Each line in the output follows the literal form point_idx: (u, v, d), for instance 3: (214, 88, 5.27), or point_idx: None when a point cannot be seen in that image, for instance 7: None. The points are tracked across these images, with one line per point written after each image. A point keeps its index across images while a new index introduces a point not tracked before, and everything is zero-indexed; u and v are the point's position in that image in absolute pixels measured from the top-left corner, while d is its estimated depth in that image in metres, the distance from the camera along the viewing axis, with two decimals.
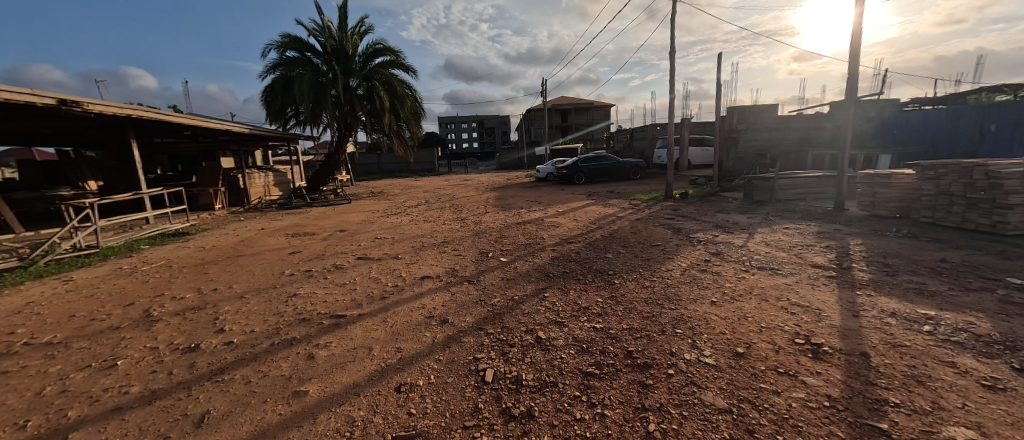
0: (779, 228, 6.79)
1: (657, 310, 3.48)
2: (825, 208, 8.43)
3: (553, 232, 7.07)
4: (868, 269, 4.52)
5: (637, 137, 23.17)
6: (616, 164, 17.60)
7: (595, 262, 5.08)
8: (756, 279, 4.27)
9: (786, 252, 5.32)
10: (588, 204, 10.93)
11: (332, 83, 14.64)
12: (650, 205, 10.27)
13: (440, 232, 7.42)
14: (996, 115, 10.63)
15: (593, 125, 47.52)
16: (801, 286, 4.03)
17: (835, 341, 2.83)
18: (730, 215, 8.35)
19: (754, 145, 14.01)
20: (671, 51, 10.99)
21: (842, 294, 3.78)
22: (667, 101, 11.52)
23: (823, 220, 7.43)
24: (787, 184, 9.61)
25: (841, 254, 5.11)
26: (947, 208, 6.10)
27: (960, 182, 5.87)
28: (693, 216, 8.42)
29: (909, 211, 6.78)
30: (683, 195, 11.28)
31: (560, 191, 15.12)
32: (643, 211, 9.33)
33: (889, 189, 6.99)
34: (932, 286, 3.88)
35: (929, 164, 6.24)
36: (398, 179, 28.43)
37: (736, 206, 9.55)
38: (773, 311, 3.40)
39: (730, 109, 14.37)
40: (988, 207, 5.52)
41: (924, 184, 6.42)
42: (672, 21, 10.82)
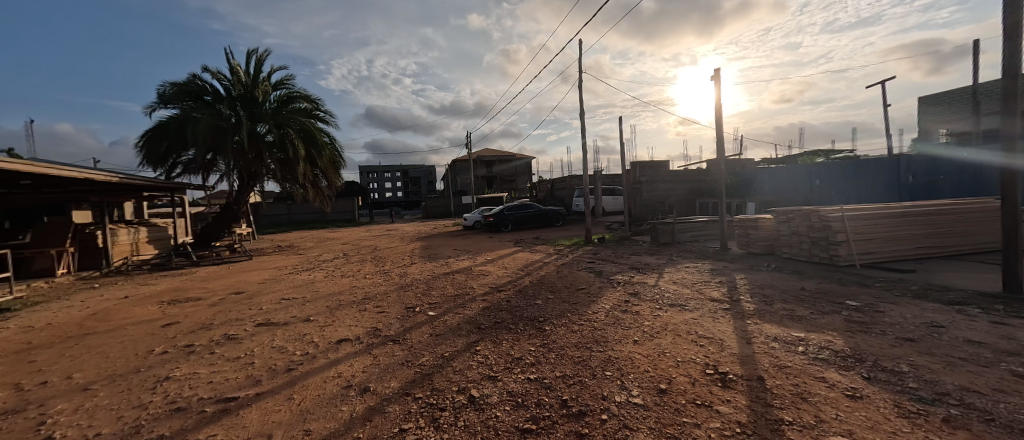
0: (683, 267, 7.63)
1: (586, 353, 3.58)
2: (714, 248, 9.77)
3: (482, 280, 7.03)
4: (751, 300, 5.25)
5: (557, 187, 24.92)
6: (540, 211, 18.49)
7: (526, 309, 5.09)
8: (669, 316, 4.68)
9: (690, 288, 5.97)
10: (515, 250, 11.20)
11: (236, 129, 13.36)
12: (572, 250, 10.88)
13: (360, 288, 6.87)
14: (818, 173, 13.93)
15: (516, 176, 50.07)
16: (704, 319, 4.50)
17: (738, 369, 3.16)
18: (642, 257, 9.21)
19: (655, 194, 16.07)
20: (581, 113, 12.44)
21: (736, 323, 4.32)
22: (581, 156, 12.78)
23: (715, 258, 8.59)
24: (683, 228, 11.04)
25: (731, 288, 5.91)
26: (798, 245, 7.55)
27: (804, 224, 7.35)
28: (611, 259, 9.10)
29: (774, 248, 8.22)
30: (601, 240, 12.17)
31: (488, 238, 15.30)
32: (567, 255, 9.84)
33: (758, 230, 8.46)
34: (798, 311, 4.66)
35: (782, 210, 7.79)
36: (312, 230, 26.11)
37: (647, 248, 10.61)
38: (685, 345, 3.72)
39: (633, 164, 16.49)
40: (826, 243, 6.95)
41: (781, 226, 7.90)
42: (580, 89, 12.35)
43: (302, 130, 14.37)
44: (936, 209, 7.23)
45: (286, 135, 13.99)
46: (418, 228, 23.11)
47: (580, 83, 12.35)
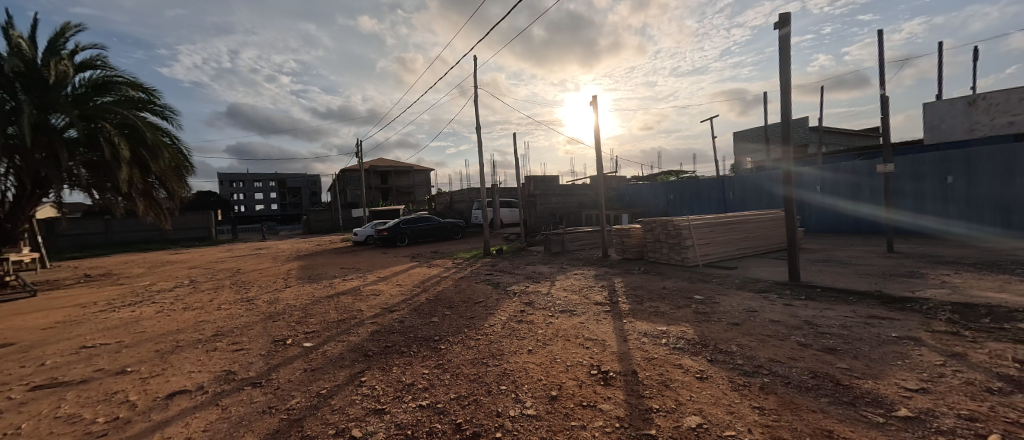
0: (572, 275, 8.24)
1: (482, 369, 3.53)
2: (598, 255, 10.86)
3: (372, 301, 6.46)
4: (626, 300, 5.93)
5: (456, 199, 24.83)
6: (438, 224, 18.12)
7: (420, 329, 4.82)
8: (560, 322, 4.96)
9: (577, 294, 6.47)
10: (411, 266, 10.69)
11: (14, 118, 9.90)
12: (471, 262, 10.87)
13: (213, 322, 5.64)
14: (670, 189, 16.77)
15: (414, 188, 48.40)
16: (590, 322, 4.89)
17: (617, 366, 3.49)
18: (537, 266, 9.69)
19: (548, 207, 17.34)
20: (477, 127, 12.69)
21: (615, 323, 4.80)
22: (478, 169, 12.98)
23: (598, 264, 9.54)
24: (571, 238, 12.03)
25: (610, 291, 6.59)
26: (660, 250, 8.87)
27: (663, 232, 8.69)
28: (508, 270, 9.35)
29: (643, 253, 9.50)
30: (499, 252, 12.46)
31: (381, 254, 14.30)
32: (465, 269, 9.77)
33: (630, 238, 9.69)
34: (662, 307, 5.43)
35: (647, 220, 9.07)
36: (147, 252, 20.81)
37: (541, 258, 11.24)
38: (574, 349, 3.97)
39: (527, 178, 17.47)
40: (680, 248, 8.32)
41: (647, 234, 9.19)
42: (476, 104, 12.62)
43: (128, 126, 11.40)
44: (749, 218, 9.31)
45: (101, 131, 10.91)
46: (298, 246, 20.39)
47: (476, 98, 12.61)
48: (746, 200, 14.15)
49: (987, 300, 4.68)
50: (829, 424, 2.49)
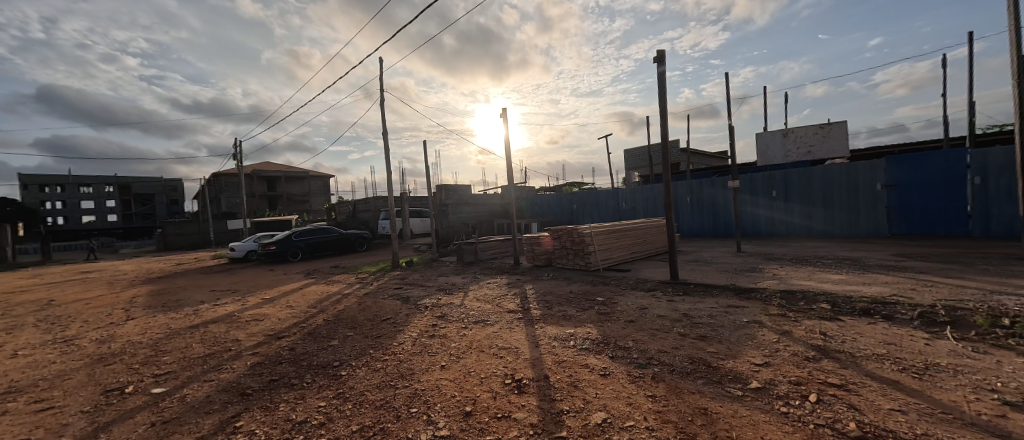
0: (485, 284, 8.24)
1: (389, 393, 3.24)
2: (510, 263, 11.08)
3: (254, 328, 5.52)
4: (537, 306, 6.12)
5: (360, 209, 23.05)
6: (339, 236, 16.55)
7: (315, 355, 4.26)
8: (474, 333, 4.87)
9: (491, 303, 6.47)
10: (306, 283, 9.49)
11: None
12: (377, 276, 10.12)
13: (5, 375, 4.16)
14: (573, 199, 18.12)
15: (309, 196, 43.53)
16: (503, 331, 4.91)
17: (529, 372, 3.54)
18: (449, 277, 9.45)
19: (460, 216, 17.22)
20: (383, 132, 11.99)
21: (527, 330, 4.90)
22: (385, 177, 12.24)
23: (510, 272, 9.72)
24: (484, 247, 12.08)
25: (523, 298, 6.74)
26: (567, 256, 9.44)
27: (569, 239, 9.27)
28: (419, 282, 8.93)
29: (552, 260, 9.98)
30: (408, 263, 11.85)
31: (268, 271, 12.43)
32: (371, 283, 9.04)
33: (540, 245, 10.12)
34: (569, 311, 5.73)
35: (555, 229, 9.59)
36: None
37: (454, 268, 11.02)
38: (488, 359, 3.92)
39: (438, 187, 17.11)
40: (584, 254, 8.96)
41: (555, 241, 9.71)
42: (382, 109, 11.94)
43: None
44: (639, 225, 10.52)
45: None
46: (151, 266, 16.57)
47: (383, 101, 11.95)
48: (636, 209, 15.96)
49: (804, 287, 6.00)
50: (705, 402, 2.87)
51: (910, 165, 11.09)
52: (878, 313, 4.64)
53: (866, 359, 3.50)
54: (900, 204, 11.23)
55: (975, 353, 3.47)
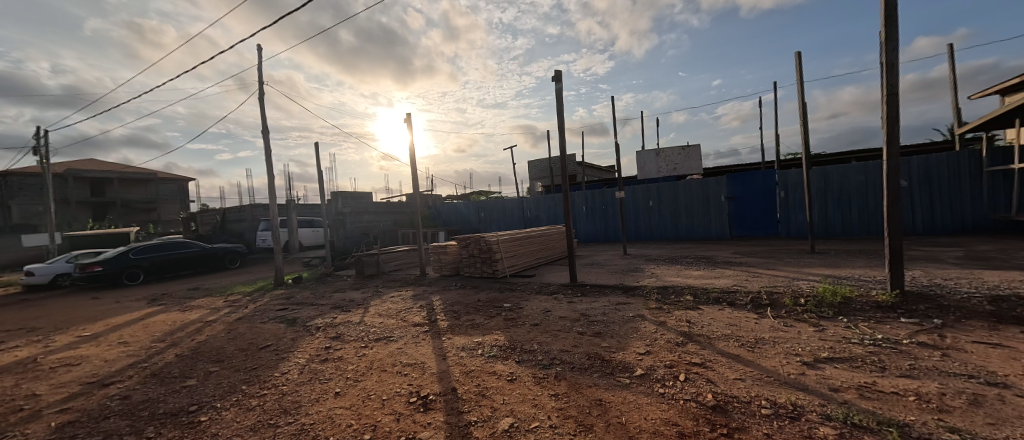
0: (387, 298, 7.72)
1: (269, 434, 2.77)
2: (415, 275, 10.61)
3: (67, 376, 4.20)
4: (444, 317, 5.97)
5: (231, 219, 19.62)
6: (202, 251, 13.83)
7: (163, 402, 3.42)
8: (375, 352, 4.50)
9: (394, 318, 6.09)
10: (152, 312, 7.64)
11: None
12: (255, 297, 8.69)
13: None
14: (480, 208, 18.34)
15: (158, 203, 35.44)
16: (408, 346, 4.65)
17: (436, 387, 3.40)
18: (346, 293, 8.61)
19: (359, 226, 15.95)
20: (264, 131, 10.49)
21: (434, 343, 4.73)
22: (266, 182, 10.68)
23: (415, 284, 9.30)
24: (386, 258, 11.36)
25: (429, 310, 6.50)
26: (474, 265, 9.46)
27: (476, 247, 9.31)
28: (308, 300, 7.94)
29: (459, 269, 9.89)
30: (296, 280, 10.47)
31: (92, 300, 9.66)
32: (246, 306, 7.72)
33: (447, 255, 9.94)
34: (477, 319, 5.71)
35: (462, 238, 9.54)
36: None
37: (351, 283, 10.11)
38: (390, 379, 3.66)
39: (333, 193, 15.61)
40: (490, 261, 9.10)
41: (462, 250, 9.65)
42: (263, 104, 10.46)
43: None
44: (542, 232, 11.12)
45: None
46: None
47: (263, 95, 10.46)
48: (539, 217, 16.87)
49: (676, 283, 7.04)
50: (600, 394, 3.13)
51: (743, 181, 13.92)
52: (726, 301, 5.70)
53: (719, 339, 4.25)
54: (737, 211, 14.01)
55: (786, 327, 4.50)
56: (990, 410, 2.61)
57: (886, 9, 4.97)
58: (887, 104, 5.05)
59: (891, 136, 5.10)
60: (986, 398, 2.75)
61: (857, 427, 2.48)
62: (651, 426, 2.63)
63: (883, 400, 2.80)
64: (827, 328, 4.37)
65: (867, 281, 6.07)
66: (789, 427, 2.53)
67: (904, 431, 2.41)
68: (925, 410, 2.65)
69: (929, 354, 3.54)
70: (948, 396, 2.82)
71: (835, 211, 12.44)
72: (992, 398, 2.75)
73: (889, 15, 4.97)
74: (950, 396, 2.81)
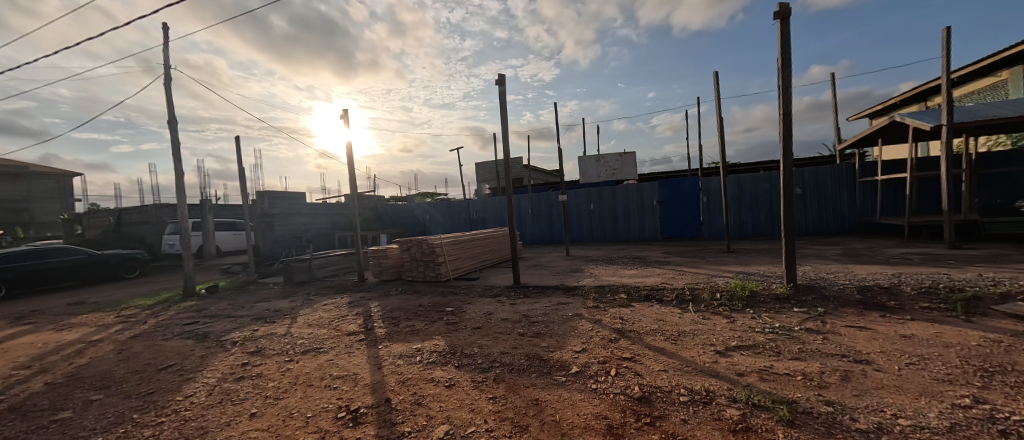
0: (319, 306, 7.18)
1: None
2: (352, 280, 10.02)
3: None
4: (382, 324, 5.70)
5: (130, 221, 17.06)
6: (90, 259, 11.83)
7: None
8: (301, 366, 4.16)
9: (326, 328, 5.69)
10: (15, 333, 6.35)
11: None
12: (157, 310, 7.61)
13: None
14: (424, 209, 17.87)
15: (30, 202, 29.67)
16: (340, 358, 4.37)
17: (368, 399, 3.23)
18: (271, 302, 7.87)
19: (289, 228, 14.59)
20: (171, 122, 9.27)
21: (370, 352, 4.49)
22: (173, 179, 9.44)
23: (352, 290, 8.78)
24: (320, 263, 10.60)
25: (365, 317, 6.17)
26: (416, 268, 9.17)
27: (419, 250, 9.04)
28: (225, 312, 7.13)
29: (400, 273, 9.54)
30: (211, 290, 9.36)
31: None
32: (145, 321, 6.73)
33: (387, 259, 9.53)
34: (417, 325, 5.54)
35: (404, 241, 9.22)
36: None
37: (278, 291, 9.26)
38: (317, 394, 3.41)
39: (258, 193, 14.23)
40: (433, 265, 8.89)
41: (404, 254, 9.33)
42: (170, 92, 9.25)
43: None
44: (487, 234, 11.10)
45: None
46: None
47: (170, 82, 9.25)
48: (485, 219, 16.85)
49: (612, 282, 7.43)
50: (537, 393, 3.19)
51: (672, 186, 15.09)
52: (655, 298, 6.14)
53: (647, 334, 4.56)
54: (667, 214, 15.16)
55: (704, 319, 4.97)
56: (856, 383, 3.10)
57: (780, 40, 5.70)
58: (784, 122, 5.78)
59: (786, 150, 5.84)
60: (853, 374, 3.25)
61: (757, 407, 2.79)
62: (582, 422, 2.73)
63: (778, 381, 3.19)
64: (737, 319, 4.89)
65: (770, 276, 6.90)
66: (702, 412, 2.79)
67: (792, 407, 2.77)
68: (809, 387, 3.06)
69: (814, 339, 4.11)
70: (826, 373, 3.29)
71: (747, 215, 13.98)
72: (859, 373, 3.26)
73: (783, 45, 5.72)
74: (828, 374, 3.28)
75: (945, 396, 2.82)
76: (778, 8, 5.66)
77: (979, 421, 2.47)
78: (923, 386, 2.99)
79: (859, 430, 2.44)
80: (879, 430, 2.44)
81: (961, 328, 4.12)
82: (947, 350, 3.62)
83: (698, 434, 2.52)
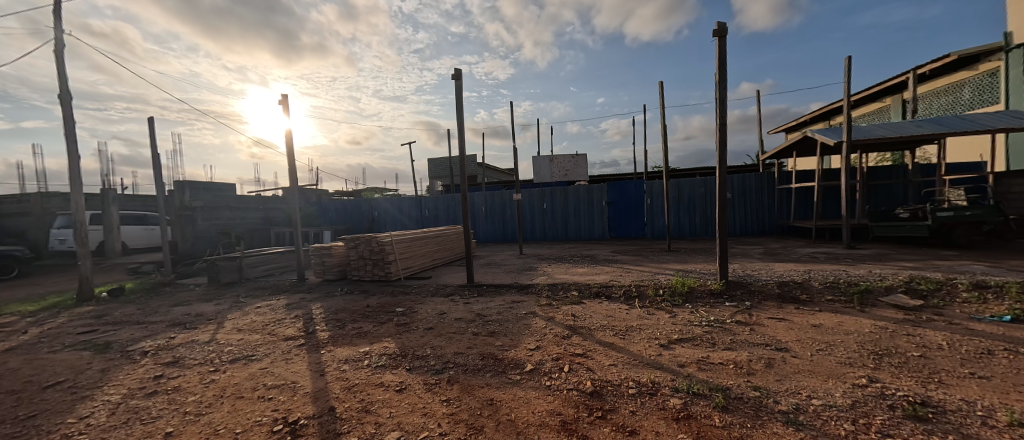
0: (252, 309, 6.53)
1: None
2: (290, 280, 9.26)
3: None
4: (325, 327, 5.32)
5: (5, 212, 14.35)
6: None
7: None
8: (228, 376, 3.74)
9: (259, 333, 5.18)
10: None
11: None
12: (42, 318, 6.46)
13: None
14: (373, 205, 17.07)
15: None
16: (275, 365, 3.99)
17: (309, 409, 2.98)
18: (192, 306, 7.01)
19: (214, 224, 13.19)
20: (64, 98, 7.91)
21: (310, 358, 4.16)
22: (67, 165, 8.09)
23: (290, 291, 8.13)
24: (253, 262, 9.68)
25: (306, 320, 5.72)
26: (363, 267, 8.71)
27: (367, 248, 8.59)
28: (133, 318, 6.24)
29: (345, 272, 9.01)
30: (114, 293, 8.14)
31: None
32: (25, 331, 5.66)
33: (331, 257, 8.94)
34: (365, 327, 5.25)
35: (350, 238, 8.71)
36: None
37: (201, 293, 8.31)
38: (249, 407, 3.08)
39: (177, 183, 12.61)
40: (382, 263, 8.50)
41: (350, 252, 8.82)
42: (62, 62, 7.88)
43: None
44: (440, 232, 10.83)
45: None
46: None
47: (62, 49, 7.87)
48: (438, 216, 16.47)
49: (564, 280, 7.62)
50: (491, 393, 3.16)
51: (619, 188, 15.84)
52: (605, 295, 6.38)
53: (598, 330, 4.71)
54: (615, 215, 15.89)
55: (649, 315, 5.26)
56: (778, 369, 3.45)
57: (718, 56, 6.19)
58: (720, 131, 6.28)
59: (721, 157, 6.37)
60: (775, 360, 3.62)
61: (696, 395, 3.00)
62: (537, 419, 2.75)
63: (713, 370, 3.45)
64: (677, 314, 5.24)
65: (705, 274, 7.48)
66: (649, 402, 2.94)
67: (726, 393, 3.01)
68: (739, 374, 3.36)
69: (743, 330, 4.51)
70: (753, 361, 3.63)
71: (685, 216, 15.08)
72: (780, 360, 3.63)
73: (720, 61, 6.22)
74: (755, 362, 3.62)
75: (848, 377, 3.24)
76: (717, 26, 6.13)
77: (874, 398, 2.86)
78: (831, 369, 3.41)
79: (781, 412, 2.71)
80: (796, 410, 2.73)
81: (858, 318, 4.77)
82: (847, 336, 4.16)
83: (645, 424, 2.64)
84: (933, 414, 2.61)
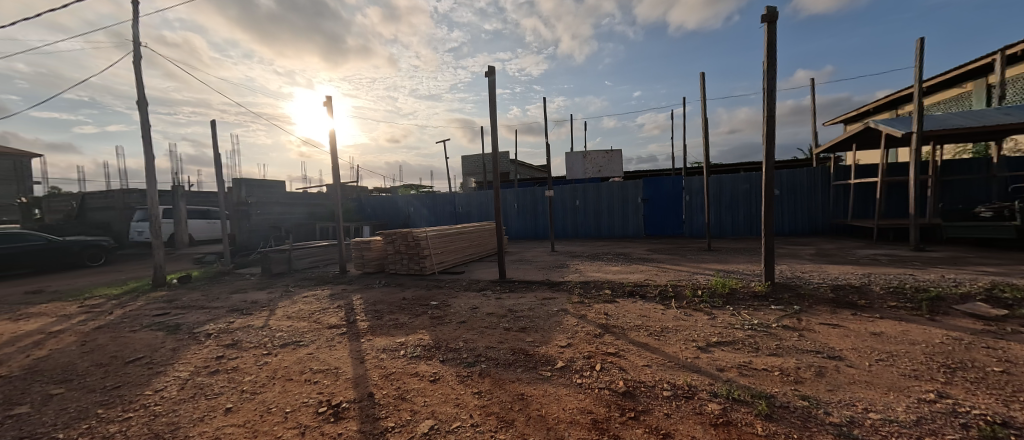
0: (299, 298, 6.98)
1: None
2: (333, 272, 9.78)
3: None
4: (365, 318, 5.58)
5: (94, 206, 16.26)
6: (50, 246, 11.24)
7: None
8: (279, 359, 4.03)
9: (305, 321, 5.53)
10: None
11: None
12: (124, 301, 7.27)
13: None
14: (409, 201, 17.60)
15: None
16: (320, 351, 4.25)
17: (350, 394, 3.15)
18: (247, 294, 7.60)
19: (266, 218, 14.19)
20: (141, 103, 8.79)
21: (352, 346, 4.39)
22: (144, 164, 9.00)
23: (333, 282, 8.60)
24: (300, 254, 10.32)
25: (348, 310, 6.03)
26: (400, 261, 9.04)
27: (403, 243, 8.90)
28: (198, 303, 6.87)
29: (383, 266, 9.40)
30: (183, 280, 8.99)
31: None
32: (110, 312, 6.40)
33: (370, 251, 9.36)
34: (401, 318, 5.46)
35: (387, 233, 9.06)
36: None
37: (255, 282, 8.99)
38: (297, 388, 3.31)
39: (235, 180, 13.70)
40: (418, 258, 8.77)
41: (387, 246, 9.18)
42: (139, 71, 8.77)
43: None
44: (473, 228, 11.00)
45: None
46: None
47: (140, 60, 8.75)
48: (470, 213, 16.75)
49: (596, 278, 7.51)
50: (522, 388, 3.19)
51: (656, 185, 15.31)
52: (639, 294, 6.22)
53: (631, 329, 4.60)
54: (651, 212, 15.39)
55: (686, 316, 5.06)
56: (829, 378, 3.22)
57: (767, 43, 5.80)
58: (767, 123, 5.90)
59: (769, 151, 5.97)
60: (827, 369, 3.38)
61: (736, 401, 2.86)
62: (568, 416, 2.74)
63: (756, 376, 3.28)
64: (717, 315, 5.01)
65: (748, 275, 7.08)
66: (684, 406, 2.84)
67: (770, 401, 2.85)
68: (785, 382, 3.16)
69: (790, 335, 4.24)
70: (802, 369, 3.40)
71: (727, 214, 14.33)
72: (832, 369, 3.38)
73: (769, 48, 5.82)
74: (802, 370, 3.39)
75: (913, 391, 2.95)
76: (766, 11, 5.74)
77: (943, 415, 2.59)
78: (892, 382, 3.13)
79: (832, 424, 2.53)
80: (850, 423, 2.53)
81: (926, 327, 4.33)
82: (912, 347, 3.79)
83: (680, 428, 2.56)
84: (1018, 437, 2.33)
